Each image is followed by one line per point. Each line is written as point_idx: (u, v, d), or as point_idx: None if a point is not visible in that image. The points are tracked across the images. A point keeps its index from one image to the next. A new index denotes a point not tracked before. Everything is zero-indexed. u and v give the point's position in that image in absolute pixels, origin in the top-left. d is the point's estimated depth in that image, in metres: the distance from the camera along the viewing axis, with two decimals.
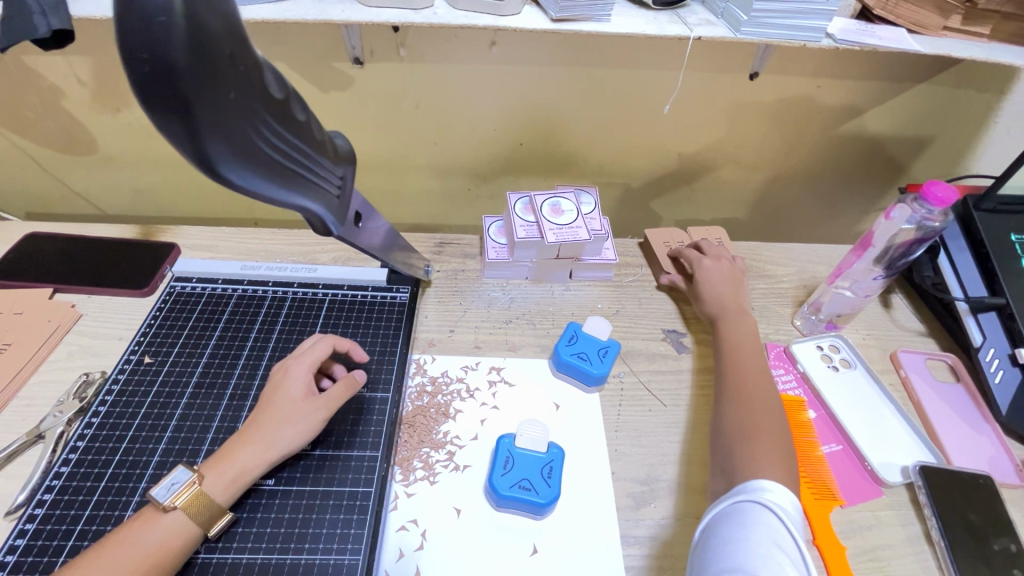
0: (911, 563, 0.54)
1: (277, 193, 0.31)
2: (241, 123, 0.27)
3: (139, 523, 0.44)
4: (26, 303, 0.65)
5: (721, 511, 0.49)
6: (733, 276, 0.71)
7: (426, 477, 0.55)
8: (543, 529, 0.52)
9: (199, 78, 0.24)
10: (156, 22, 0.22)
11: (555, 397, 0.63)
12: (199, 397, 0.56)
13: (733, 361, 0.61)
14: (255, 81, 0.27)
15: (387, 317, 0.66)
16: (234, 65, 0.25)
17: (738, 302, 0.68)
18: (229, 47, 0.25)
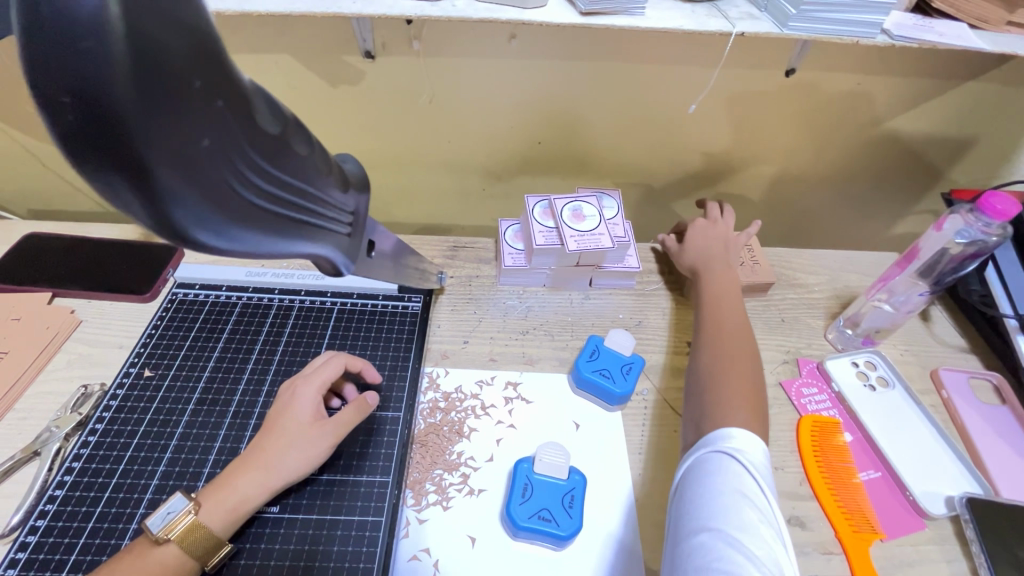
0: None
1: (263, 244, 0.26)
2: (233, 178, 0.23)
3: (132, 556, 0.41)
4: (25, 308, 0.63)
5: (689, 462, 0.49)
6: (727, 232, 0.71)
7: (439, 502, 0.52)
8: (563, 562, 0.49)
9: (149, 120, 0.19)
10: (79, 48, 0.17)
11: (575, 416, 0.60)
12: (201, 415, 0.53)
13: (713, 317, 0.61)
14: (237, 121, 0.22)
15: (398, 328, 0.63)
16: (209, 103, 0.20)
17: (722, 249, 0.68)
18: (200, 78, 0.20)
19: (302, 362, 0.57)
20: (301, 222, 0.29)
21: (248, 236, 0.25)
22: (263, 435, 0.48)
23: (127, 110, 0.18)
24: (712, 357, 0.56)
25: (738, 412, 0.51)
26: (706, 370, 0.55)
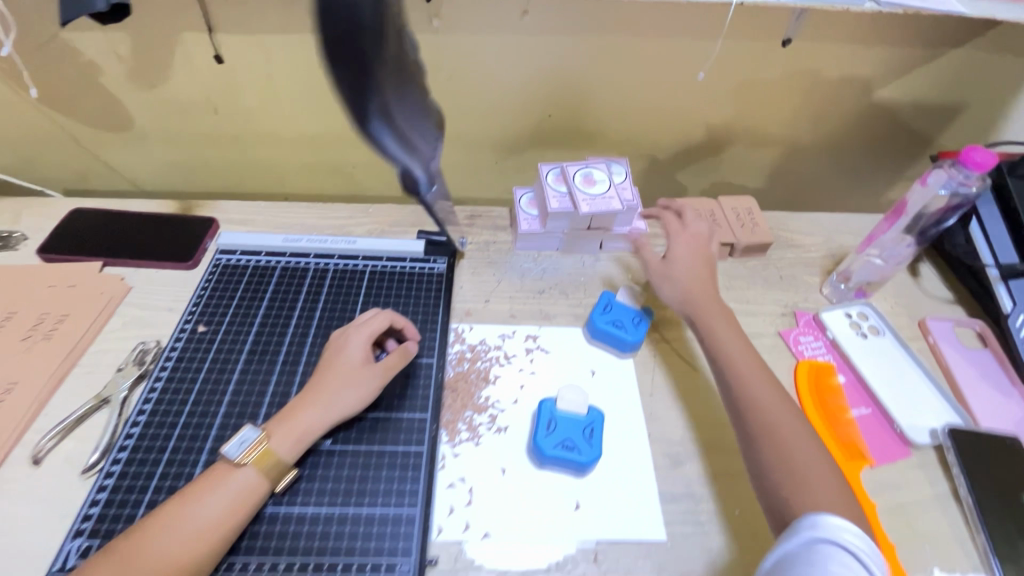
0: (940, 518, 0.56)
1: (394, 152, 0.39)
2: (404, 118, 0.41)
3: (216, 478, 0.47)
4: (79, 276, 0.68)
5: (783, 552, 0.46)
6: (704, 257, 0.69)
7: (471, 438, 0.58)
8: (585, 487, 0.55)
9: (372, 43, 0.35)
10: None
11: (591, 364, 0.65)
12: (254, 361, 0.59)
13: (737, 372, 0.58)
14: (430, 112, 0.47)
15: (426, 287, 0.68)
16: (419, 91, 0.44)
17: (704, 280, 0.66)
18: (425, 86, 0.45)
19: (341, 316, 0.63)
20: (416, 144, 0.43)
21: (398, 144, 0.40)
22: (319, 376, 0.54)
23: (365, 33, 0.34)
24: (766, 428, 0.54)
25: (823, 491, 0.50)
26: (769, 446, 0.53)
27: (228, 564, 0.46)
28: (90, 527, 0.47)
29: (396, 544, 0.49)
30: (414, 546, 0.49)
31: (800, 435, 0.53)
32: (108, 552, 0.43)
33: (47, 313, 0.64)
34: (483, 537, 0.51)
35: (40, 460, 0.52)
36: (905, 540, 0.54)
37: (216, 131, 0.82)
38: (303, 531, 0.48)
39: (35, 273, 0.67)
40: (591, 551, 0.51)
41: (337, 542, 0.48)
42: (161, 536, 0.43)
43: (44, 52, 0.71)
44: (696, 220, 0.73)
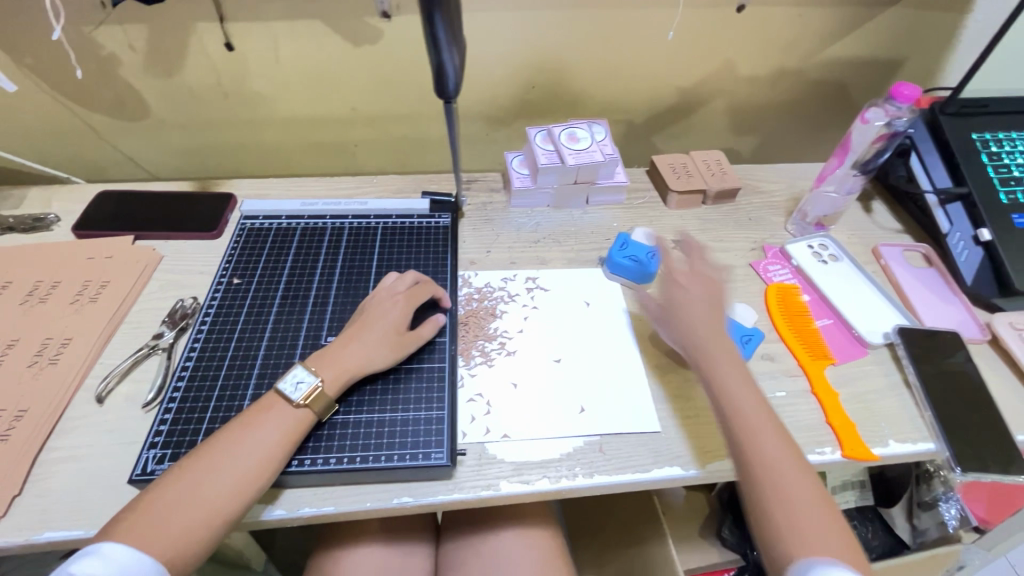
0: (893, 402, 0.65)
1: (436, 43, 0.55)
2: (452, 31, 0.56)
3: (271, 411, 0.53)
4: (114, 248, 0.74)
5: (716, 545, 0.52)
6: (709, 284, 0.63)
7: (485, 361, 0.65)
8: (588, 394, 0.63)
9: None
10: None
11: (586, 296, 0.73)
12: (288, 303, 0.66)
13: (736, 414, 0.53)
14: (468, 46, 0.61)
15: (434, 238, 0.76)
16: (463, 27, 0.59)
17: (709, 320, 0.60)
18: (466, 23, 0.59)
19: (360, 265, 0.71)
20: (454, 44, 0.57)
21: (439, 32, 0.54)
22: (364, 328, 0.60)
23: None
24: (764, 471, 0.50)
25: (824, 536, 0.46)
26: (767, 501, 0.48)
27: (289, 462, 0.53)
28: (161, 441, 0.54)
29: (430, 441, 0.56)
30: (445, 442, 0.56)
31: (794, 467, 0.50)
32: (179, 474, 0.48)
33: (89, 281, 0.70)
34: (503, 437, 0.59)
35: (104, 399, 0.59)
36: (864, 420, 0.63)
37: (226, 115, 0.88)
38: (348, 437, 0.55)
39: (73, 248, 0.73)
40: (596, 443, 0.59)
41: (379, 442, 0.55)
42: (223, 463, 0.49)
43: (66, 46, 0.77)
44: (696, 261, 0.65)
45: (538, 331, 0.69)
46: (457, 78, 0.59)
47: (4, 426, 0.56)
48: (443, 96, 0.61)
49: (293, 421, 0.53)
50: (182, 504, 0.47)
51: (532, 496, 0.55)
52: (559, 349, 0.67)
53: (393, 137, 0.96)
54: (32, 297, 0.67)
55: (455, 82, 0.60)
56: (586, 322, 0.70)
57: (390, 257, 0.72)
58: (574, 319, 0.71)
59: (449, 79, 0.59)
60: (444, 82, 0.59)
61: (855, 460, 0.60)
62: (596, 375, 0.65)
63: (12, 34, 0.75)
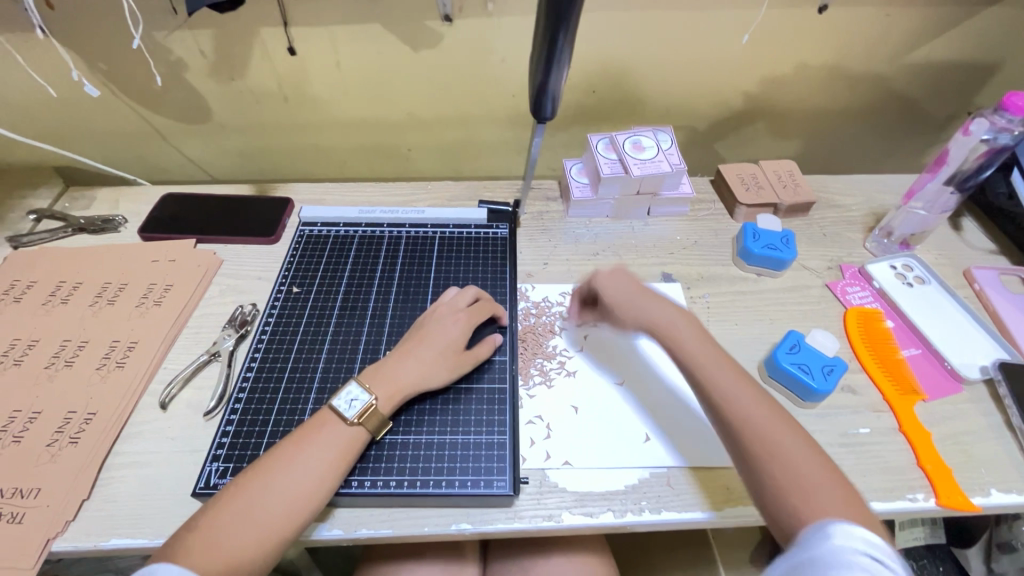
0: (992, 445, 0.59)
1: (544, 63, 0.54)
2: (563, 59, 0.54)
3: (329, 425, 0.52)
4: (177, 251, 0.75)
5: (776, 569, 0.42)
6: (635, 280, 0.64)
7: (544, 381, 0.62)
8: (654, 423, 0.59)
9: None
10: None
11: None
12: (346, 315, 0.65)
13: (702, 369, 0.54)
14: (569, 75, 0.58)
15: (492, 249, 0.74)
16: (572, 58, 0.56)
17: (649, 298, 0.62)
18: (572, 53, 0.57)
19: (417, 276, 0.69)
20: (564, 68, 0.55)
21: (552, 55, 0.53)
22: (420, 343, 0.58)
23: None
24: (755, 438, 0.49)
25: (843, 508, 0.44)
26: (774, 482, 0.47)
27: (347, 482, 0.52)
28: (223, 453, 0.54)
29: (490, 467, 0.54)
30: (507, 468, 0.54)
31: (768, 407, 0.51)
32: (241, 486, 0.48)
33: (154, 284, 0.71)
34: (564, 464, 0.56)
35: (167, 405, 0.59)
36: (960, 464, 0.58)
37: (286, 118, 0.88)
38: (407, 458, 0.54)
39: (139, 250, 0.74)
40: (664, 475, 0.55)
41: (437, 465, 0.54)
42: (285, 477, 0.48)
43: (138, 51, 0.78)
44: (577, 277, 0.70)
45: (599, 351, 0.65)
46: (556, 102, 0.59)
47: (74, 429, 0.57)
48: (537, 117, 0.61)
49: (350, 438, 0.52)
50: (244, 516, 0.46)
51: (595, 530, 0.53)
52: (622, 372, 0.63)
53: (449, 142, 0.94)
54: (101, 299, 0.69)
55: (554, 105, 0.59)
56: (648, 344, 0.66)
57: (447, 268, 0.71)
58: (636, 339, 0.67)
59: (548, 101, 0.58)
60: (544, 104, 0.58)
61: (952, 510, 0.55)
62: (663, 403, 0.61)
63: (88, 41, 0.76)
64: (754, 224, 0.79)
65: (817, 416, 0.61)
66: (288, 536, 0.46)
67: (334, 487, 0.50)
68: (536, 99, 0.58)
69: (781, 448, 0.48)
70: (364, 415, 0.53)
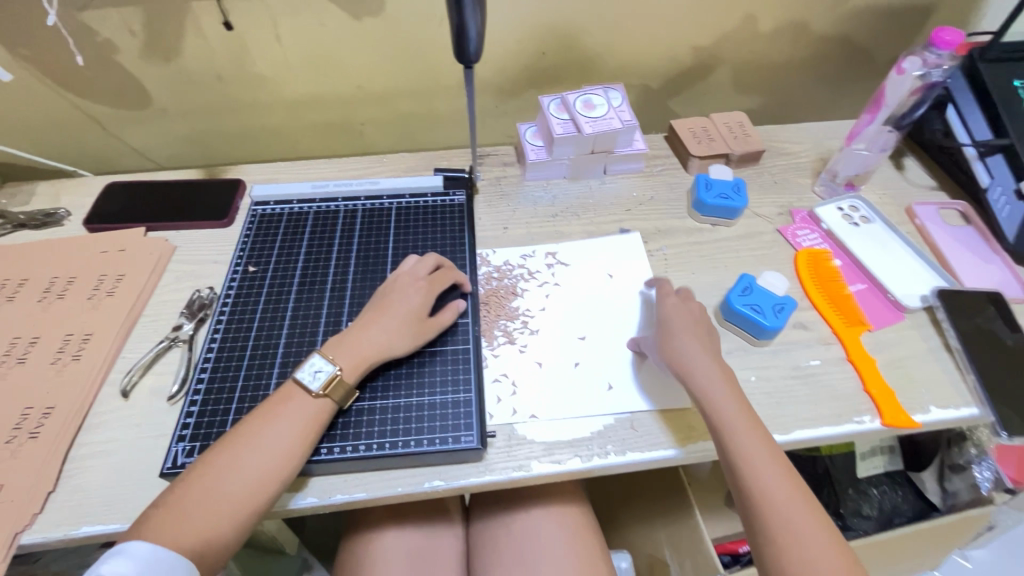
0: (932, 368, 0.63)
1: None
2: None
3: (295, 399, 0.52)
4: (127, 240, 0.73)
5: None
6: (695, 312, 0.60)
7: (509, 341, 0.64)
8: (618, 372, 0.61)
9: None
10: None
11: (608, 268, 0.71)
12: (306, 291, 0.65)
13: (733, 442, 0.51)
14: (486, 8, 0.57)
15: (450, 216, 0.74)
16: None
17: (686, 331, 0.58)
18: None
19: (375, 247, 0.69)
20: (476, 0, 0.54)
21: None
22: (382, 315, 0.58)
23: None
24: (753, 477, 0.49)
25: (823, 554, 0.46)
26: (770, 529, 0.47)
27: (317, 450, 0.53)
28: (189, 434, 0.54)
29: (457, 424, 0.55)
30: (474, 424, 0.55)
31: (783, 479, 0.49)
32: (205, 465, 0.48)
33: (105, 275, 0.69)
34: (531, 417, 0.57)
35: (128, 393, 0.58)
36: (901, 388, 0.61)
37: (230, 98, 0.86)
38: (375, 423, 0.55)
39: (87, 242, 0.72)
40: (627, 420, 0.58)
41: (406, 427, 0.55)
42: (252, 450, 0.48)
43: (61, 33, 0.74)
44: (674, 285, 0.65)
45: (559, 309, 0.67)
46: (479, 42, 0.58)
47: (33, 423, 0.56)
48: (462, 59, 0.60)
49: (318, 409, 0.52)
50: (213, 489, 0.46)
51: (564, 476, 0.54)
52: (583, 327, 0.65)
53: (402, 113, 0.93)
54: (50, 293, 0.67)
55: (477, 46, 0.58)
56: (607, 300, 0.68)
57: (406, 238, 0.70)
58: (593, 296, 0.68)
59: (471, 41, 0.57)
60: (467, 45, 0.57)
61: (896, 428, 0.58)
62: (624, 352, 0.63)
63: (6, 24, 0.72)
64: (707, 175, 0.80)
65: (770, 353, 0.64)
66: (258, 507, 0.47)
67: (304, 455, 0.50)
68: (458, 41, 0.58)
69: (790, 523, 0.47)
70: (330, 389, 0.53)
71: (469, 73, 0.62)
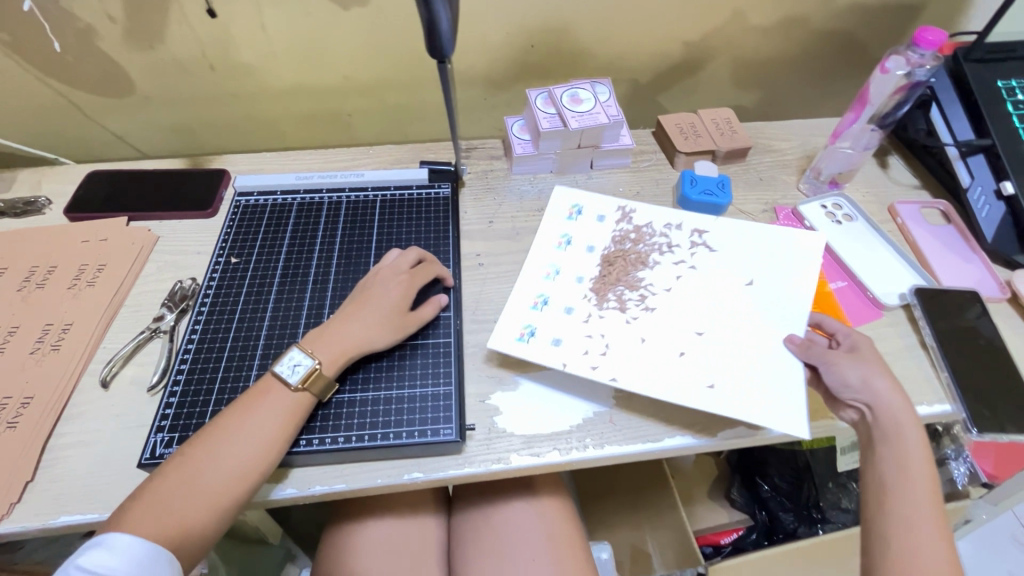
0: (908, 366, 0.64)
1: None
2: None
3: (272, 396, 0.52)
4: (109, 229, 0.72)
5: None
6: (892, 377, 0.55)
7: (619, 307, 0.60)
8: (723, 372, 0.54)
9: None
10: None
11: (749, 275, 0.62)
12: (288, 282, 0.65)
13: (905, 522, 0.48)
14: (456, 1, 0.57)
15: (435, 208, 0.73)
16: None
17: (892, 392, 0.53)
18: None
19: (359, 240, 0.69)
20: None
21: None
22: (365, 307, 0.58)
23: None
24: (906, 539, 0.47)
25: None
26: None
27: (296, 442, 0.53)
28: (168, 424, 0.54)
29: (436, 416, 0.56)
30: (453, 417, 0.56)
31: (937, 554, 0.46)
32: (184, 457, 0.48)
33: (86, 264, 0.68)
34: (510, 410, 0.58)
35: (108, 384, 0.58)
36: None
37: (215, 87, 0.85)
38: (355, 415, 0.55)
39: (68, 231, 0.72)
40: (605, 413, 0.58)
41: (386, 419, 0.55)
42: (230, 447, 0.48)
43: (40, 18, 0.73)
44: (854, 340, 0.57)
45: (685, 291, 0.61)
46: (451, 36, 0.57)
47: (12, 412, 0.55)
48: (435, 53, 0.59)
49: (298, 403, 0.52)
50: (190, 485, 0.46)
51: (542, 469, 0.55)
52: (703, 322, 0.58)
53: (390, 105, 0.92)
54: (30, 282, 0.66)
55: (449, 40, 0.57)
56: (738, 296, 0.60)
57: (390, 230, 0.70)
58: (732, 282, 0.62)
59: (442, 36, 0.57)
60: (438, 40, 0.57)
61: None
62: (736, 357, 0.55)
63: None
64: (693, 171, 0.81)
65: None
66: (232, 502, 0.47)
67: (281, 453, 0.50)
68: (429, 38, 0.57)
69: None
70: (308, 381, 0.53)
71: (446, 73, 0.62)
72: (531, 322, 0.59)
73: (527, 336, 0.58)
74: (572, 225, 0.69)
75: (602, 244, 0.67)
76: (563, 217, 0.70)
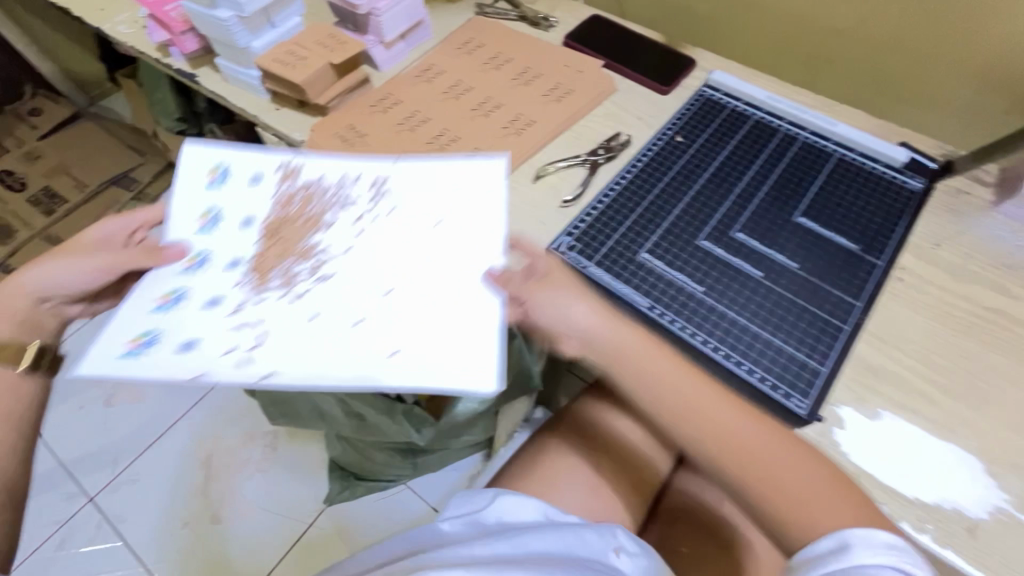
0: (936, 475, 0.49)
1: None
2: None
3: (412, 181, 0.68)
4: (586, 66, 0.82)
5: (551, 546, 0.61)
6: (619, 327, 0.47)
7: (283, 284, 0.50)
8: (416, 338, 0.45)
9: None
10: None
11: (384, 282, 0.48)
12: (713, 183, 0.63)
13: (688, 430, 0.44)
14: None
15: (895, 197, 0.61)
16: None
17: (566, 299, 0.48)
18: None
19: (797, 183, 0.62)
20: None
21: None
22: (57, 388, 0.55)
23: None
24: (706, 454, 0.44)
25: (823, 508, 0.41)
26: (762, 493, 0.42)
27: (662, 315, 0.53)
28: (575, 234, 0.59)
29: (795, 384, 0.49)
30: (811, 395, 0.49)
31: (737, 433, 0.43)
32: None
33: (559, 84, 0.80)
34: (856, 435, 0.51)
35: (538, 179, 0.70)
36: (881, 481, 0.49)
37: None
38: (720, 327, 0.52)
39: (560, 52, 0.84)
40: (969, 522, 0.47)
41: (745, 351, 0.51)
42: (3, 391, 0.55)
43: None
44: (542, 266, 0.49)
45: (373, 238, 0.51)
46: None
47: None
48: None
49: (17, 390, 0.53)
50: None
51: None
52: (368, 304, 0.47)
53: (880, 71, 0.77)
54: (520, 78, 0.81)
55: None
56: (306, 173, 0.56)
57: (833, 191, 0.61)
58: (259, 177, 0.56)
59: None
60: None
61: None
62: (449, 301, 0.46)
63: None
64: None
65: None
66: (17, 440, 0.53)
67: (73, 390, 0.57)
68: None
69: (781, 482, 0.42)
70: (33, 365, 0.54)
71: None
72: (153, 326, 0.47)
73: (174, 303, 0.49)
74: (218, 194, 0.56)
75: (259, 211, 0.55)
76: (204, 185, 0.56)
